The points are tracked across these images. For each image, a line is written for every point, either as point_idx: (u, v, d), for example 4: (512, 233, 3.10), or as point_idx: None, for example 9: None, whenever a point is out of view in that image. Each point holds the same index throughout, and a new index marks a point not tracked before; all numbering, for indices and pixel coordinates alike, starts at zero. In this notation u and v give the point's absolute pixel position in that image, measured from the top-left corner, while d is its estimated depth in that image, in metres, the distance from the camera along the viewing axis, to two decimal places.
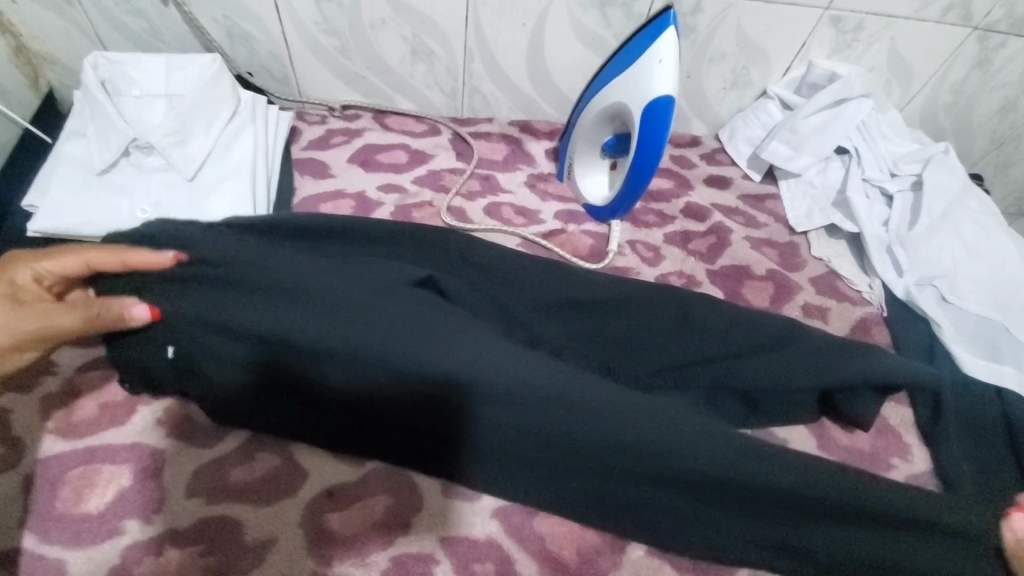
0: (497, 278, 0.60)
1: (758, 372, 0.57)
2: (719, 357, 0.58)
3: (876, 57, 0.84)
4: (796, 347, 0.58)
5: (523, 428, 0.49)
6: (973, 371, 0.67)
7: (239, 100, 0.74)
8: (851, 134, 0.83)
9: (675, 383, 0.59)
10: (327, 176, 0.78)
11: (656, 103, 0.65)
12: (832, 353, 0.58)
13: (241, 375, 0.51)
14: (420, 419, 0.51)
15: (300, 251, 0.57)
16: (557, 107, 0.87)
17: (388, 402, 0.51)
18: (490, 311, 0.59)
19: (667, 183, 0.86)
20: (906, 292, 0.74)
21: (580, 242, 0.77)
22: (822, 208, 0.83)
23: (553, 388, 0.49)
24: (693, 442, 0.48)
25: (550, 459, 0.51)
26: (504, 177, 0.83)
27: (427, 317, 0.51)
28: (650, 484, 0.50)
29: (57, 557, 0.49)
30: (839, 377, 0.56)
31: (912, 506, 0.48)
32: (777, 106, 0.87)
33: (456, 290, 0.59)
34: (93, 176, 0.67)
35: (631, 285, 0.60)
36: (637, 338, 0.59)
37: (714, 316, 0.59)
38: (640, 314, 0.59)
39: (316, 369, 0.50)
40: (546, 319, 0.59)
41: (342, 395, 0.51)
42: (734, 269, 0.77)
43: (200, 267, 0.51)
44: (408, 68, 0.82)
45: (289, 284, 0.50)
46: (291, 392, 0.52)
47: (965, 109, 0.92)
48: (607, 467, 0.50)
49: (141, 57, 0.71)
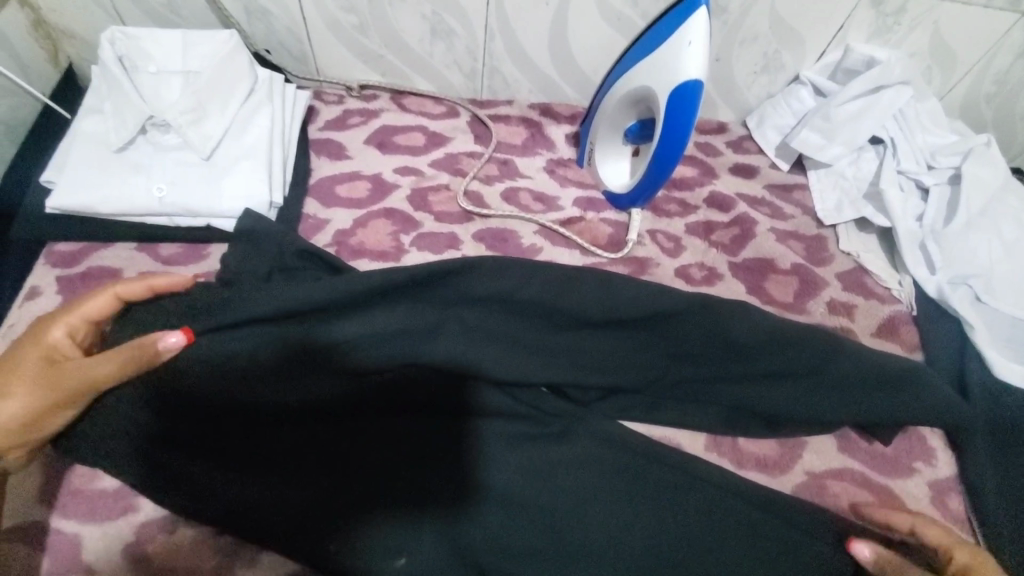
0: (511, 308, 0.56)
1: (782, 394, 0.57)
2: (743, 365, 0.57)
3: (919, 42, 0.80)
4: (834, 367, 0.56)
5: (525, 483, 0.55)
6: (1007, 375, 0.65)
7: (256, 78, 0.72)
8: (887, 123, 0.79)
9: (689, 396, 0.60)
10: (343, 157, 0.77)
11: (683, 88, 0.62)
12: (866, 376, 0.57)
13: (243, 454, 0.52)
14: (418, 484, 0.53)
15: (266, 304, 0.51)
16: (579, 89, 0.85)
17: (388, 470, 0.54)
18: (501, 343, 0.57)
19: (691, 171, 0.83)
20: (939, 291, 0.71)
21: (599, 230, 0.75)
22: (852, 200, 0.79)
23: (537, 457, 0.56)
24: (658, 500, 0.54)
25: (548, 501, 0.54)
26: (522, 161, 0.81)
27: (419, 395, 0.57)
28: (635, 499, 0.54)
29: (74, 532, 0.50)
30: (864, 398, 0.57)
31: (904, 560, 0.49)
32: (810, 92, 0.83)
33: (453, 347, 0.56)
34: (111, 154, 0.67)
35: (666, 299, 0.56)
36: (665, 346, 0.57)
37: (745, 325, 0.56)
38: (665, 329, 0.57)
39: (317, 443, 0.54)
40: (551, 354, 0.58)
41: (344, 465, 0.53)
42: (757, 261, 0.75)
43: (194, 365, 0.51)
44: (427, 47, 0.80)
45: (292, 380, 0.54)
46: (287, 461, 0.53)
47: (1010, 99, 0.87)
48: (595, 511, 0.53)
49: (157, 32, 0.70)
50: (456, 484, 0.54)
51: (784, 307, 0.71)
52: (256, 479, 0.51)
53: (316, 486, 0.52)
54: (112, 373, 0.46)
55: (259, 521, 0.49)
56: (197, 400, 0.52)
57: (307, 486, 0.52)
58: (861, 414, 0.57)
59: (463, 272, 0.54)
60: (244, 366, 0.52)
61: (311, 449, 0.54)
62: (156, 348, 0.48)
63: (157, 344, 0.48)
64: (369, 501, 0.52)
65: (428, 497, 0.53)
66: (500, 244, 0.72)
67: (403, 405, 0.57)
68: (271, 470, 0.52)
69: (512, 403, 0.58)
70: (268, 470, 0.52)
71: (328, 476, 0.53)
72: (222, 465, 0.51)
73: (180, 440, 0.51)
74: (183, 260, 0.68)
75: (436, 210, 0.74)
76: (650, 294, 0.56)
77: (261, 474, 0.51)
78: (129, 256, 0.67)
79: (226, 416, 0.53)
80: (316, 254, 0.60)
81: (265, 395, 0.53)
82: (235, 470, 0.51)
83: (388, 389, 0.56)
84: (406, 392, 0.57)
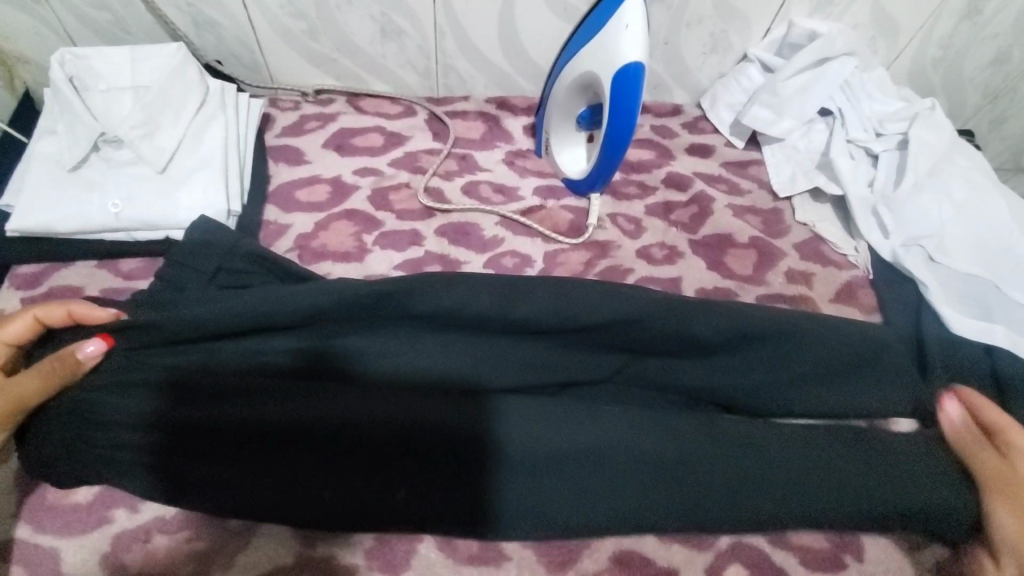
0: (459, 321, 0.56)
1: (747, 376, 0.58)
2: (702, 352, 0.58)
3: (860, 14, 0.82)
4: (796, 340, 0.58)
5: (519, 498, 0.51)
6: (961, 330, 0.66)
7: (207, 89, 0.73)
8: (834, 95, 0.82)
9: (651, 382, 0.59)
10: (302, 162, 0.78)
11: (626, 70, 0.63)
12: (822, 353, 0.58)
13: (218, 475, 0.50)
14: (408, 495, 0.51)
15: (222, 316, 0.53)
16: (533, 80, 0.86)
17: (375, 484, 0.51)
18: (467, 350, 0.56)
19: (648, 154, 0.85)
20: (893, 254, 0.73)
21: (559, 217, 0.76)
22: (806, 172, 0.81)
23: (539, 453, 0.51)
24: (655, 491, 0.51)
25: (546, 511, 0.51)
26: (481, 156, 0.82)
27: (394, 408, 0.51)
28: (632, 493, 0.51)
29: (51, 546, 0.50)
30: (815, 368, 0.58)
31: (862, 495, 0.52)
32: (758, 70, 0.85)
33: (416, 353, 0.56)
34: (66, 173, 0.67)
35: (620, 303, 0.56)
36: (632, 342, 0.57)
37: (706, 324, 0.57)
38: (624, 322, 0.56)
39: (282, 471, 0.51)
40: (518, 353, 0.57)
41: (325, 481, 0.50)
42: (715, 237, 0.76)
43: (163, 383, 0.52)
44: (379, 48, 0.81)
45: (255, 395, 0.51)
46: (265, 481, 0.50)
47: (955, 63, 0.89)
48: (595, 511, 0.51)
49: (105, 50, 0.71)
50: (451, 495, 0.51)
51: (744, 279, 0.73)
52: (238, 494, 0.50)
53: (300, 501, 0.50)
54: (36, 389, 0.50)
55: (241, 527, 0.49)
56: (162, 422, 0.50)
57: (292, 500, 0.50)
58: (816, 377, 0.59)
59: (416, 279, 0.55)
60: (209, 383, 0.52)
61: (289, 467, 0.51)
62: (76, 356, 0.52)
63: (78, 354, 0.52)
64: (357, 512, 0.51)
65: (420, 506, 0.51)
66: (462, 238, 0.73)
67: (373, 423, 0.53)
68: (250, 489, 0.50)
69: (503, 410, 0.52)
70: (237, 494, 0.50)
71: (310, 491, 0.50)
72: (186, 482, 0.50)
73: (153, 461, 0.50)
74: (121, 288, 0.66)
75: (397, 208, 0.75)
76: (604, 294, 0.57)
77: (240, 491, 0.50)
78: (89, 273, 0.67)
79: (183, 441, 0.50)
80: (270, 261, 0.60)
81: (228, 414, 0.50)
82: (199, 486, 0.50)
83: (362, 399, 0.51)
84: (383, 405, 0.51)
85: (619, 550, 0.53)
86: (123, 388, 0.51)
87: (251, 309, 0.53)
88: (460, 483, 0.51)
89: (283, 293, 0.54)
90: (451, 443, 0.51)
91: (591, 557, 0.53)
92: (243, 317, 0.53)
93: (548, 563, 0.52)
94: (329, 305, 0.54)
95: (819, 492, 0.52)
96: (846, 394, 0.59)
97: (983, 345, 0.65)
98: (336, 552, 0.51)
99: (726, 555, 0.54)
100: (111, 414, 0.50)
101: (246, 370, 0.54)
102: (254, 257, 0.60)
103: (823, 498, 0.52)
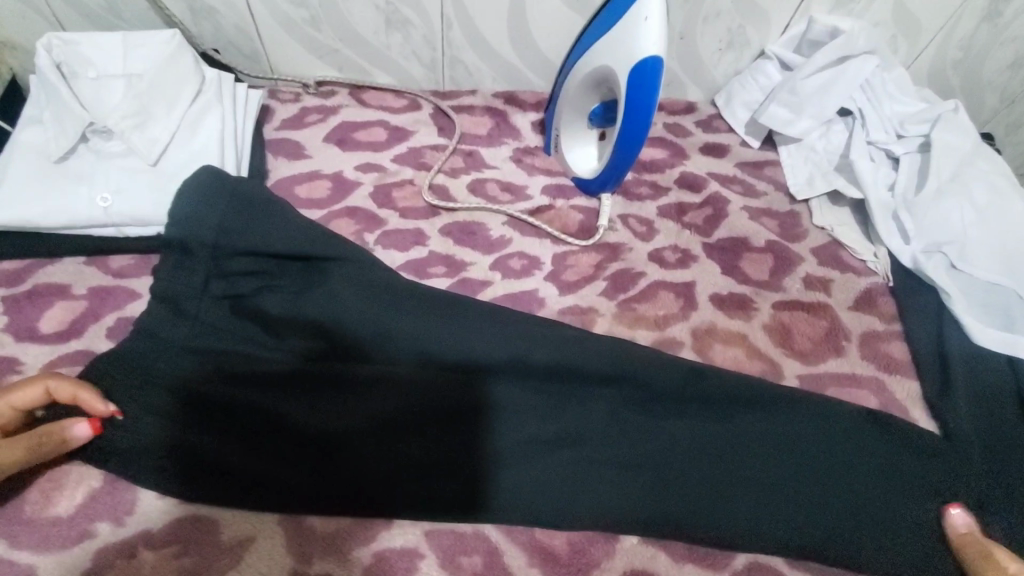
0: (471, 349, 0.56)
1: (797, 420, 0.55)
2: (705, 401, 0.55)
3: (882, 11, 0.80)
4: (811, 406, 0.55)
5: (549, 482, 0.51)
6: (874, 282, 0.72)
7: (203, 78, 0.70)
8: (854, 94, 0.80)
9: (692, 401, 0.55)
10: (302, 156, 0.75)
11: (644, 64, 0.61)
12: (832, 415, 0.55)
13: (221, 397, 0.52)
14: (417, 453, 0.52)
15: (230, 298, 0.56)
16: (543, 75, 0.83)
17: (383, 460, 0.51)
18: (490, 359, 0.55)
19: (661, 153, 0.82)
20: (914, 260, 0.70)
21: (569, 218, 0.74)
22: (824, 173, 0.79)
23: (552, 465, 0.52)
24: (674, 480, 0.52)
25: (577, 505, 0.51)
26: (488, 152, 0.79)
27: (393, 402, 0.53)
28: (647, 481, 0.52)
29: (27, 562, 0.47)
30: (822, 424, 0.55)
31: (868, 518, 0.51)
32: (776, 67, 0.82)
33: (433, 340, 0.56)
34: (51, 165, 0.64)
35: (650, 371, 0.55)
36: (652, 378, 0.55)
37: (723, 378, 0.56)
38: (645, 372, 0.55)
39: (293, 415, 0.52)
40: (503, 358, 0.55)
41: (334, 414, 0.52)
42: (730, 241, 0.74)
43: (148, 385, 0.52)
44: (383, 38, 0.78)
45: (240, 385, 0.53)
46: (279, 419, 0.52)
47: (974, 65, 0.86)
48: (622, 497, 0.51)
49: (97, 36, 0.68)
50: (455, 461, 0.52)
51: (761, 284, 0.70)
52: (251, 458, 0.50)
53: (312, 484, 0.50)
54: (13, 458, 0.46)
55: (242, 491, 0.50)
56: (135, 383, 0.52)
57: (294, 469, 0.50)
58: (847, 432, 0.54)
59: (433, 302, 0.57)
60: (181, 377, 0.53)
61: (302, 452, 0.51)
62: (63, 437, 0.48)
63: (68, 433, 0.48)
64: (365, 485, 0.50)
65: (422, 488, 0.51)
66: (468, 237, 0.70)
67: (398, 425, 0.52)
68: (252, 456, 0.51)
69: (515, 395, 0.54)
70: (248, 459, 0.50)
71: (276, 464, 0.51)
72: (197, 452, 0.50)
73: (186, 397, 0.52)
74: (64, 328, 0.59)
75: (401, 206, 0.72)
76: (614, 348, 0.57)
77: (251, 427, 0.51)
78: (76, 270, 0.64)
79: (197, 407, 0.52)
80: (242, 206, 0.58)
81: (242, 397, 0.52)
82: (210, 459, 0.50)
83: (355, 399, 0.53)
84: (387, 403, 0.53)
85: (629, 570, 0.50)
86: (188, 284, 0.55)
87: (272, 289, 0.58)
88: (471, 461, 0.52)
89: (286, 304, 0.57)
90: (424, 445, 0.52)
91: None
92: (225, 331, 0.56)
93: None
94: (339, 322, 0.56)
95: (839, 516, 0.51)
96: (901, 447, 0.54)
97: (1007, 357, 0.62)
98: (330, 572, 0.48)
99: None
100: (167, 363, 0.53)
101: (248, 374, 0.53)
102: (246, 267, 0.57)
103: (818, 488, 0.52)
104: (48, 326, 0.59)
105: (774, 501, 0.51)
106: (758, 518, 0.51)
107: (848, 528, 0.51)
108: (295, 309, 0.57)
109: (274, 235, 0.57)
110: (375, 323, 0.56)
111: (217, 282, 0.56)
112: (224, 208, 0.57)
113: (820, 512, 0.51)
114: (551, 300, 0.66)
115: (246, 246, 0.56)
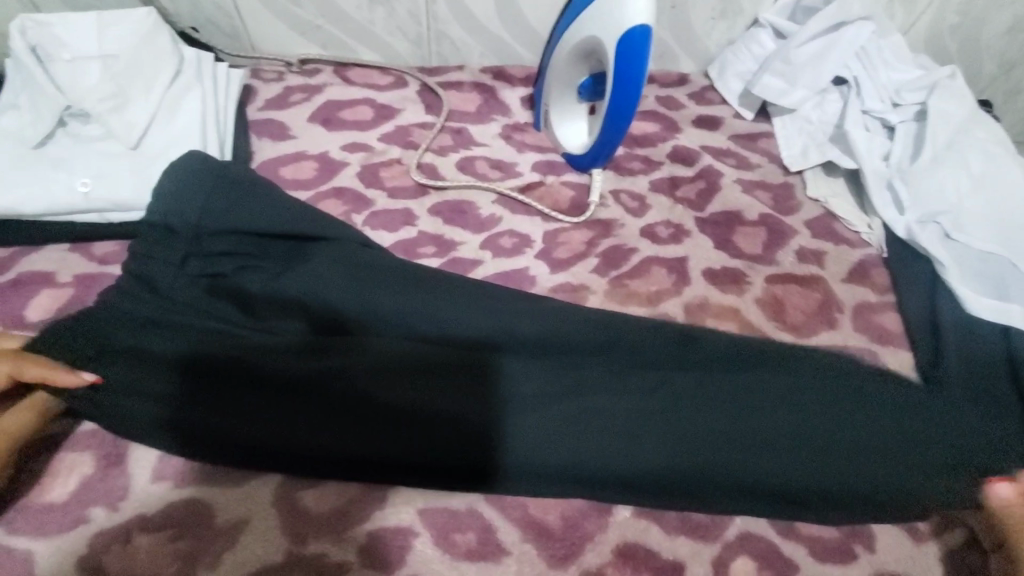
0: (462, 321, 0.56)
1: (782, 382, 0.55)
2: (697, 368, 0.56)
3: None
4: (796, 371, 0.56)
5: (550, 447, 0.51)
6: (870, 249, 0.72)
7: (182, 58, 0.69)
8: (850, 62, 0.78)
9: (682, 368, 0.56)
10: (287, 137, 0.73)
11: (632, 34, 0.60)
12: (818, 375, 0.56)
13: (211, 374, 0.52)
14: (416, 419, 0.51)
15: (213, 278, 0.56)
16: (532, 48, 0.81)
17: (384, 426, 0.51)
18: (482, 330, 0.56)
19: (653, 127, 0.81)
20: (908, 231, 0.69)
21: (560, 194, 0.73)
22: (819, 144, 0.77)
23: (553, 429, 0.51)
24: (675, 440, 0.51)
25: (577, 469, 0.51)
26: (476, 129, 0.77)
27: (389, 370, 0.52)
28: (648, 444, 0.51)
29: (24, 548, 0.47)
30: (814, 387, 0.54)
31: (865, 478, 0.51)
32: (770, 35, 0.81)
33: (423, 312, 0.56)
34: (29, 151, 0.63)
35: (638, 343, 0.57)
36: (641, 351, 0.56)
37: (710, 348, 0.57)
38: (633, 342, 0.56)
39: (286, 386, 0.52)
40: (493, 330, 0.56)
41: (330, 383, 0.52)
42: (724, 215, 0.73)
43: (133, 368, 0.52)
44: (366, 13, 0.77)
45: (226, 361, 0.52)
46: (272, 393, 0.51)
47: (971, 30, 0.85)
48: (623, 458, 0.51)
49: (69, 16, 0.66)
50: (454, 427, 0.51)
51: (754, 258, 0.69)
52: (243, 432, 0.50)
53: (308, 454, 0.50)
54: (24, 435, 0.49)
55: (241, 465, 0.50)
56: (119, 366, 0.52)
57: (289, 438, 0.50)
58: (840, 396, 0.54)
59: (421, 277, 0.58)
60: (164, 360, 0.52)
61: (298, 422, 0.51)
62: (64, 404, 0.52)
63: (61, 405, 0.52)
64: (357, 459, 0.50)
65: (423, 454, 0.50)
66: (458, 216, 0.69)
67: (395, 392, 0.52)
68: (246, 429, 0.50)
69: (509, 362, 0.55)
70: (242, 431, 0.50)
71: (271, 436, 0.50)
72: (190, 429, 0.50)
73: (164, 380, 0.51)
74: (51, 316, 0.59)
75: (389, 186, 0.71)
76: (601, 320, 0.57)
77: (242, 399, 0.51)
78: (60, 257, 0.63)
79: (185, 385, 0.51)
80: (223, 185, 0.58)
81: (232, 372, 0.52)
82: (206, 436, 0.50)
83: (349, 368, 0.52)
84: (384, 369, 0.52)
85: (622, 542, 0.51)
86: (166, 265, 0.55)
87: (256, 267, 0.57)
88: (460, 435, 0.50)
89: (272, 279, 0.56)
90: (424, 409, 0.51)
91: (595, 551, 0.50)
92: (211, 311, 0.55)
93: (550, 558, 0.49)
94: (327, 295, 0.55)
95: (837, 474, 0.51)
96: (896, 419, 0.53)
97: (1000, 327, 0.62)
98: (326, 550, 0.48)
99: (734, 546, 0.51)
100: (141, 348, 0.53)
101: (238, 349, 0.53)
102: (228, 247, 0.57)
103: (818, 448, 0.52)
104: (34, 315, 0.58)
105: (772, 462, 0.51)
106: (757, 477, 0.51)
107: (843, 492, 0.51)
108: (281, 284, 0.56)
109: (258, 213, 0.58)
110: (364, 297, 0.56)
111: (196, 261, 0.56)
112: (201, 185, 0.57)
113: (819, 476, 0.51)
114: (543, 278, 0.65)
115: (231, 225, 0.57)
